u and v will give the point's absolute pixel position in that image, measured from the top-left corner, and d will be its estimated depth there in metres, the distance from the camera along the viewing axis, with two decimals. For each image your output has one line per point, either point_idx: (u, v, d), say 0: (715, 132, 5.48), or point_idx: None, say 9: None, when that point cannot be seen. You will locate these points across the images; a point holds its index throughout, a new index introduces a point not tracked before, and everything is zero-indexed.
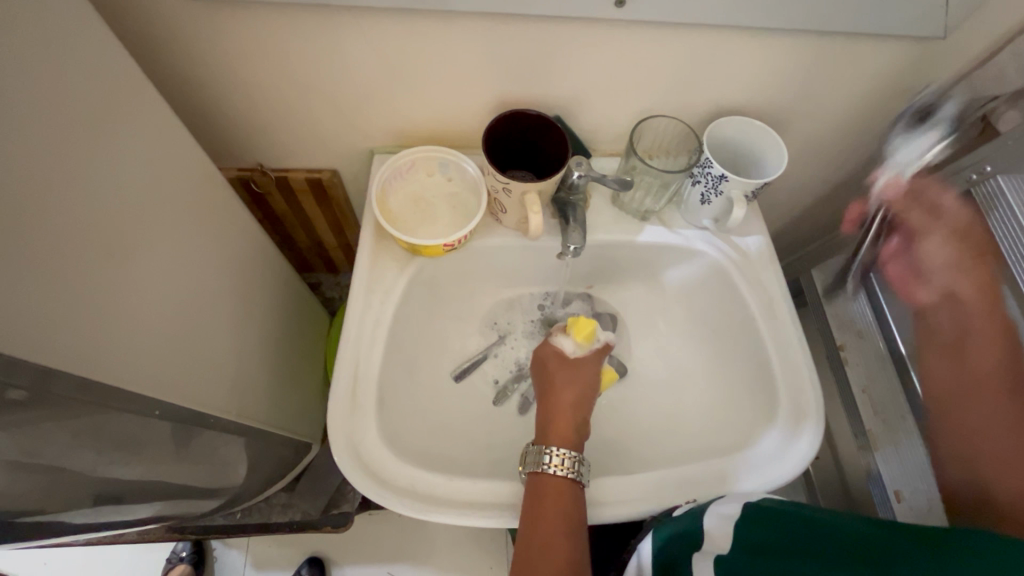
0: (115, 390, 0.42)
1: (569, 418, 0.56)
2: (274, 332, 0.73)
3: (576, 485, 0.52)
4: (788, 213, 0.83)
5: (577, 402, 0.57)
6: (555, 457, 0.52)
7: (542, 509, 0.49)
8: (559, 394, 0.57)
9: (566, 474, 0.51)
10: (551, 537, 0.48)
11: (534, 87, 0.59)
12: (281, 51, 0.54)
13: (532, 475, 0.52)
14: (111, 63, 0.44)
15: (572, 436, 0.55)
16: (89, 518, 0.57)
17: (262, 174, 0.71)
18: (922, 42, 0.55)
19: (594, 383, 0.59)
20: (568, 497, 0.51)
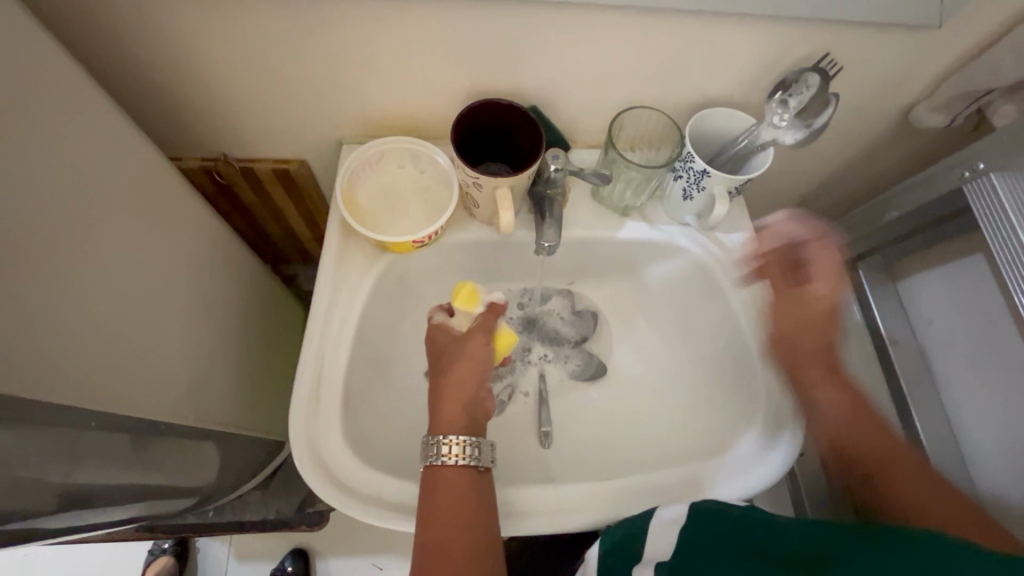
0: (36, 402, 0.39)
1: (459, 403, 0.50)
2: (239, 329, 0.70)
3: (477, 471, 0.49)
4: (776, 207, 0.80)
5: (469, 384, 0.51)
6: (450, 446, 0.48)
7: (441, 498, 0.47)
8: (448, 376, 0.51)
9: (466, 462, 0.48)
10: (448, 529, 0.45)
11: (507, 75, 0.56)
12: (233, 36, 0.51)
13: (427, 466, 0.49)
14: (31, 50, 0.41)
15: (463, 419, 0.50)
16: (68, 523, 0.54)
17: (226, 165, 0.67)
18: (915, 30, 0.52)
19: (485, 357, 0.53)
20: (467, 487, 0.48)
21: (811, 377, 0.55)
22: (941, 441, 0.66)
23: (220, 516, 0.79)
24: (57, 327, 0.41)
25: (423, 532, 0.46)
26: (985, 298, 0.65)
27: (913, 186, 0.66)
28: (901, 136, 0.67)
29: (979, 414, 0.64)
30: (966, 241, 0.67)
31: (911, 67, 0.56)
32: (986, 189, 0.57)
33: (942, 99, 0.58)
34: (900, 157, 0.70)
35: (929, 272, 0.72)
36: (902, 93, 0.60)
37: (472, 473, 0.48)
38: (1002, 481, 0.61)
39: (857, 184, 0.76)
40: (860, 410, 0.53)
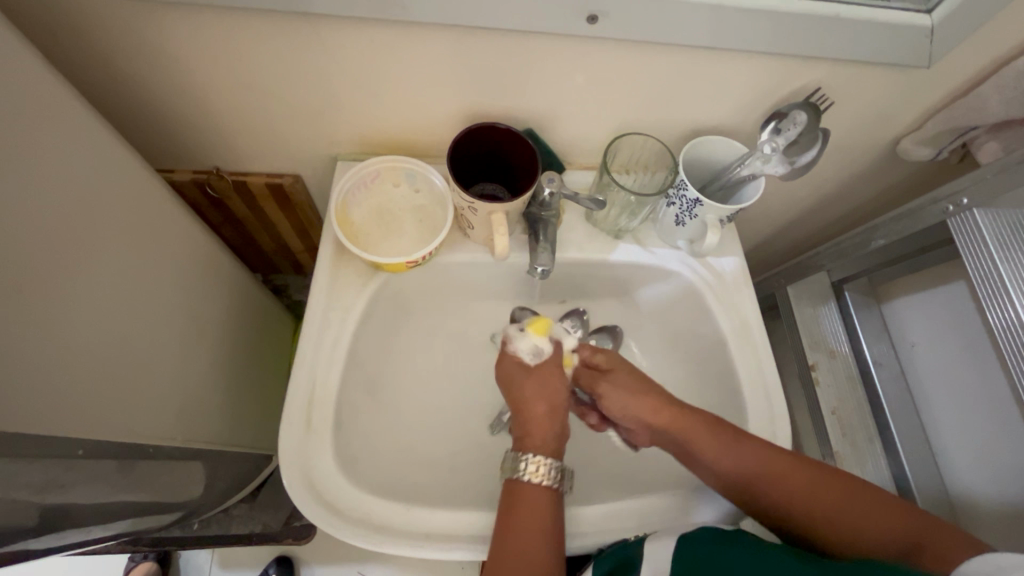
0: (21, 433, 0.39)
1: (540, 421, 0.54)
2: (227, 342, 0.70)
3: (558, 494, 0.50)
4: (765, 229, 0.82)
5: (546, 406, 0.55)
6: (531, 465, 0.50)
7: (521, 515, 0.48)
8: (528, 400, 0.55)
9: (547, 483, 0.50)
10: (528, 546, 0.46)
11: (504, 99, 0.57)
12: (231, 56, 0.50)
13: (509, 481, 0.51)
14: (17, 71, 0.40)
15: (552, 443, 0.53)
16: (53, 542, 0.52)
17: (218, 178, 0.67)
18: (903, 69, 0.53)
19: (559, 389, 0.56)
20: (549, 505, 0.49)
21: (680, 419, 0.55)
22: (921, 464, 0.68)
23: (205, 530, 0.78)
24: (44, 356, 0.41)
25: (498, 543, 0.47)
26: (966, 328, 0.66)
27: (898, 216, 0.68)
28: (889, 166, 0.68)
29: (958, 438, 0.66)
30: (947, 269, 0.69)
31: (900, 102, 0.58)
32: (970, 224, 0.59)
33: (930, 134, 0.59)
34: (887, 185, 0.72)
35: (911, 296, 0.74)
36: (891, 125, 0.61)
37: (552, 493, 0.49)
38: (983, 503, 0.63)
39: (845, 211, 0.78)
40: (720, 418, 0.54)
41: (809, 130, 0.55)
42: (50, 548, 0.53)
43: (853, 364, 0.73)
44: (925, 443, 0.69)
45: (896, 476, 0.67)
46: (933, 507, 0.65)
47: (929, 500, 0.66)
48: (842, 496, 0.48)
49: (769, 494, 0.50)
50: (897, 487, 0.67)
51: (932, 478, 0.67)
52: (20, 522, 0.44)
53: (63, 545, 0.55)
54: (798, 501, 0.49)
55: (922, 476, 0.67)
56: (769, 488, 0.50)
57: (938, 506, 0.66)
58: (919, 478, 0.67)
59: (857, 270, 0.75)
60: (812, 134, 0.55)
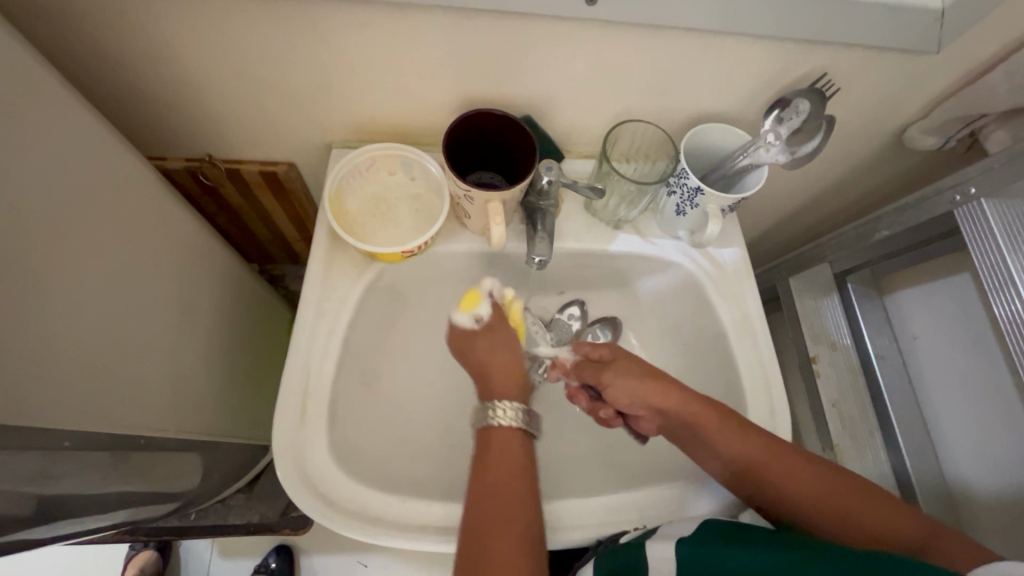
0: (7, 425, 0.38)
1: (505, 372, 0.53)
2: (222, 332, 0.69)
3: (527, 435, 0.50)
4: (767, 220, 0.80)
5: (505, 359, 0.54)
6: (501, 410, 0.49)
7: (494, 457, 0.47)
8: (491, 359, 0.54)
9: (514, 423, 0.49)
10: (495, 492, 0.45)
11: (501, 85, 0.55)
12: (220, 41, 0.49)
13: (482, 428, 0.50)
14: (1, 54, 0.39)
15: (514, 390, 0.53)
16: (51, 532, 0.52)
17: (211, 165, 0.66)
18: (912, 55, 0.52)
19: (508, 340, 0.55)
20: (519, 447, 0.49)
21: (684, 404, 0.54)
22: (921, 457, 0.67)
23: (202, 520, 0.78)
24: (31, 346, 0.40)
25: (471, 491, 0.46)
26: (971, 320, 0.65)
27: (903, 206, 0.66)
28: (895, 155, 0.67)
29: (959, 431, 0.65)
30: (951, 260, 0.68)
31: (907, 89, 0.56)
32: (976, 214, 0.58)
33: (938, 122, 0.58)
34: (892, 174, 0.71)
35: (915, 288, 0.73)
36: (897, 113, 0.60)
37: (520, 433, 0.49)
38: (984, 496, 0.63)
39: (849, 201, 0.76)
40: (722, 409, 0.53)
41: (813, 121, 0.54)
42: (45, 539, 0.53)
43: (855, 356, 0.72)
44: (926, 437, 0.68)
45: (896, 469, 0.67)
46: (933, 500, 0.65)
47: (930, 492, 0.65)
48: (851, 493, 0.47)
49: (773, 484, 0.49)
50: (897, 480, 0.67)
51: (933, 471, 0.66)
52: (10, 513, 0.44)
53: (59, 535, 0.55)
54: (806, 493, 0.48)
55: (922, 469, 0.66)
56: (776, 478, 0.49)
57: (938, 499, 0.65)
58: (919, 470, 0.66)
59: (860, 261, 0.74)
60: (816, 124, 0.54)
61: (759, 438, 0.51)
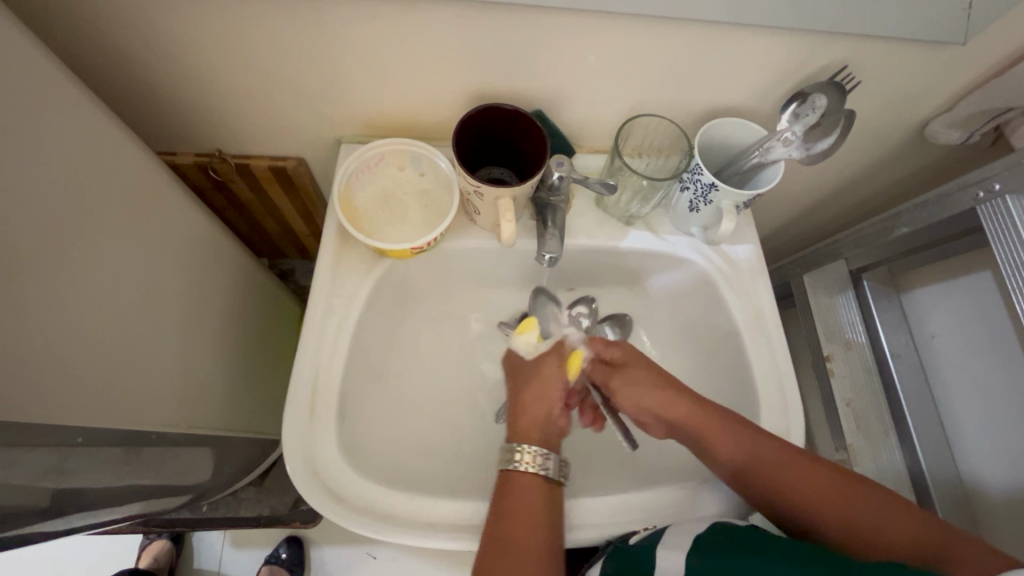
0: (15, 421, 0.38)
1: (533, 420, 0.53)
2: (232, 327, 0.69)
3: (549, 484, 0.49)
4: (782, 215, 0.79)
5: (541, 403, 0.54)
6: (526, 454, 0.50)
7: (514, 503, 0.47)
8: (530, 396, 0.55)
9: (538, 471, 0.49)
10: (521, 534, 0.45)
11: (512, 79, 0.54)
12: (228, 36, 0.49)
13: (502, 472, 0.50)
14: (9, 52, 0.39)
15: (538, 436, 0.52)
16: (66, 524, 0.53)
17: (221, 161, 0.66)
18: (936, 46, 0.50)
19: (559, 379, 0.56)
20: (542, 496, 0.48)
21: (686, 412, 0.54)
22: (938, 458, 0.66)
23: (213, 512, 0.79)
24: (41, 342, 0.40)
25: (489, 535, 0.46)
26: (992, 319, 0.64)
27: (924, 203, 0.65)
28: (916, 149, 0.65)
29: (977, 433, 0.64)
30: (971, 257, 0.66)
31: (932, 81, 0.54)
32: (1000, 211, 0.56)
33: (961, 115, 0.56)
34: (912, 169, 0.69)
35: (934, 286, 0.71)
36: (919, 106, 0.58)
37: (543, 482, 0.49)
38: (1003, 499, 0.61)
39: (867, 196, 0.75)
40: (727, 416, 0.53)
41: (831, 117, 0.53)
42: (59, 532, 0.54)
43: (872, 356, 0.71)
44: (943, 438, 0.67)
45: (912, 470, 0.66)
46: (951, 502, 0.64)
47: (947, 495, 0.64)
48: (857, 497, 0.46)
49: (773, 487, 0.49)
50: (913, 481, 0.65)
51: (950, 473, 0.65)
52: (22, 508, 0.44)
53: (74, 528, 0.56)
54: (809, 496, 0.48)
55: (939, 471, 0.65)
56: (772, 484, 0.49)
57: (956, 501, 0.64)
58: (935, 472, 0.65)
59: (878, 258, 0.73)
60: (835, 121, 0.53)
61: (767, 444, 0.50)
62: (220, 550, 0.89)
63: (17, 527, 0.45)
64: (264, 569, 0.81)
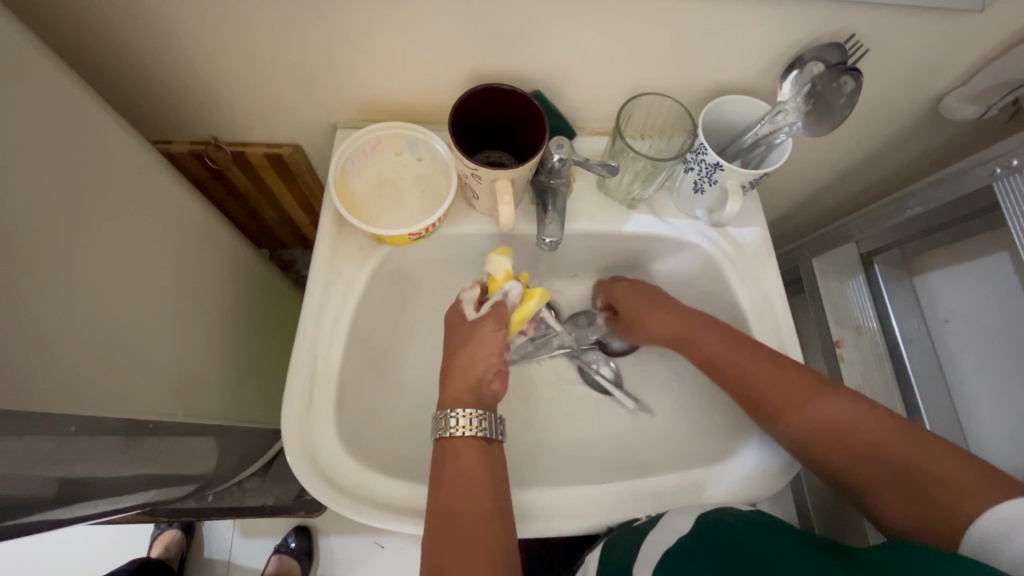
0: (11, 410, 0.38)
1: (466, 380, 0.53)
2: (230, 317, 0.69)
3: (488, 443, 0.50)
4: (790, 198, 0.77)
5: (468, 361, 0.54)
6: (462, 418, 0.49)
7: (456, 467, 0.48)
8: (464, 355, 0.54)
9: (476, 433, 0.49)
10: (466, 497, 0.46)
11: (510, 59, 0.53)
12: (217, 19, 0.48)
13: (440, 440, 0.50)
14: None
15: (469, 398, 0.52)
16: (70, 514, 0.53)
17: (216, 149, 0.65)
18: (953, 15, 0.48)
19: (495, 341, 0.55)
20: (481, 456, 0.49)
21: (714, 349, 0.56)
22: (951, 443, 0.64)
23: (219, 503, 0.79)
24: (35, 331, 0.40)
25: (434, 502, 0.46)
26: (1002, 302, 0.62)
27: (938, 181, 0.63)
28: (930, 126, 0.63)
29: (989, 417, 0.63)
30: (986, 239, 0.64)
31: (948, 53, 0.52)
32: (1016, 188, 0.54)
33: (978, 89, 0.54)
34: (927, 147, 0.66)
35: (945, 270, 0.69)
36: (933, 80, 0.56)
37: (482, 444, 0.49)
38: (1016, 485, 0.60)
39: (878, 176, 0.73)
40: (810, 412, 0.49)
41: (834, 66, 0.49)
42: (64, 521, 0.54)
43: (883, 341, 0.69)
44: (956, 424, 0.65)
45: None
46: None
47: None
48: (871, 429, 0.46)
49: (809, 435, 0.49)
50: None
51: None
52: (21, 498, 0.44)
53: (80, 516, 0.56)
54: (818, 429, 0.48)
55: None
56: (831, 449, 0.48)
57: None
58: None
59: (889, 240, 0.71)
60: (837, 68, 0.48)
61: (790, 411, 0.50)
62: (230, 541, 0.90)
63: (20, 515, 0.45)
64: (273, 558, 0.81)
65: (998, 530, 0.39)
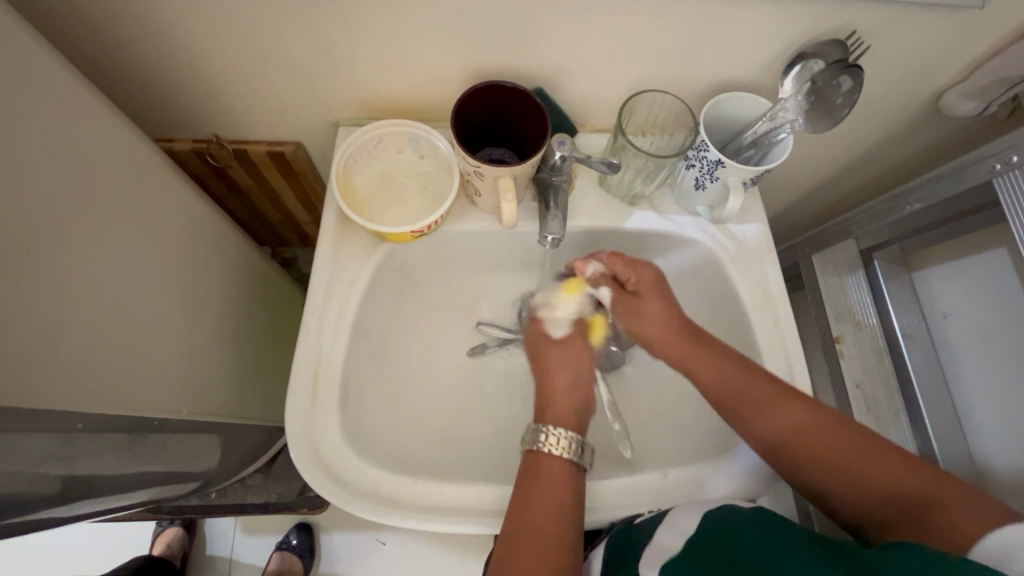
0: (14, 407, 0.38)
1: (563, 400, 0.52)
2: (233, 315, 0.69)
3: (576, 469, 0.48)
4: (791, 194, 0.77)
5: (565, 379, 0.54)
6: (554, 437, 0.48)
7: (541, 486, 0.46)
8: (552, 378, 0.54)
9: (566, 455, 0.48)
10: (542, 517, 0.44)
11: (512, 57, 0.53)
12: (220, 17, 0.48)
13: (529, 453, 0.49)
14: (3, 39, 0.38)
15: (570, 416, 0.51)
16: (75, 510, 0.54)
17: (218, 147, 0.65)
18: (953, 12, 0.48)
19: (585, 359, 0.55)
20: (565, 479, 0.47)
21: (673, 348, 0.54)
22: (950, 437, 0.65)
23: (222, 499, 0.79)
24: (40, 329, 0.40)
25: (512, 515, 0.45)
26: (1000, 299, 0.62)
27: (937, 178, 0.63)
28: (930, 123, 0.63)
29: (987, 413, 0.63)
30: (985, 235, 0.65)
31: (948, 50, 0.53)
32: (1016, 184, 0.55)
33: (978, 86, 0.54)
34: (927, 143, 0.67)
35: (945, 266, 0.69)
36: (934, 77, 0.56)
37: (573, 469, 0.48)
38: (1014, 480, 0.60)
39: (878, 173, 0.73)
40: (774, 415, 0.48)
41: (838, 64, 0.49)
42: (68, 518, 0.54)
43: (882, 337, 0.70)
44: (955, 418, 0.66)
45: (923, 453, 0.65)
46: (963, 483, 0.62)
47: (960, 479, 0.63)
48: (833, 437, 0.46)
49: (787, 437, 0.47)
50: None
51: (961, 453, 0.64)
52: (28, 494, 0.45)
53: (85, 513, 0.56)
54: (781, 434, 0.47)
55: (951, 451, 0.64)
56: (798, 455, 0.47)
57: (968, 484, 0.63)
58: (947, 452, 0.64)
59: (889, 236, 0.71)
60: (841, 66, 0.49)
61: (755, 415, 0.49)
62: (231, 537, 0.91)
63: (24, 511, 0.46)
64: (276, 555, 0.82)
65: (996, 551, 0.37)
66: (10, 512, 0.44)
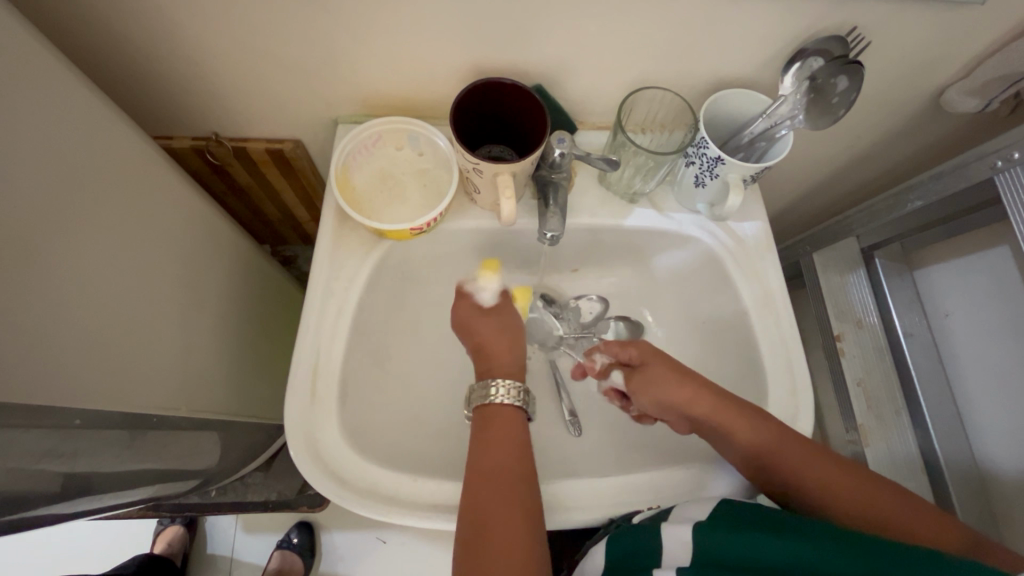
0: (11, 403, 0.38)
1: (500, 352, 0.55)
2: (233, 313, 0.69)
3: (524, 414, 0.51)
4: (792, 192, 0.77)
5: (499, 342, 0.56)
6: (502, 388, 0.51)
7: (492, 433, 0.48)
8: (487, 338, 0.57)
9: (513, 402, 0.50)
10: (501, 461, 0.46)
11: (510, 54, 0.53)
12: (218, 15, 0.48)
13: (481, 407, 0.51)
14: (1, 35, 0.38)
15: (510, 368, 0.54)
16: (73, 508, 0.53)
17: (217, 144, 0.65)
18: (955, 8, 0.48)
19: (512, 318, 0.59)
20: (515, 426, 0.49)
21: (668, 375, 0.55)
22: (951, 436, 0.64)
23: (223, 497, 0.79)
24: (37, 326, 0.40)
25: (470, 469, 0.47)
26: (1001, 298, 0.62)
27: (939, 175, 0.63)
28: (932, 119, 0.63)
29: (988, 412, 0.63)
30: (987, 232, 0.64)
31: (950, 45, 0.52)
32: (1017, 181, 0.54)
33: (979, 82, 0.54)
34: (929, 140, 0.66)
35: (945, 264, 0.69)
36: (935, 73, 0.56)
37: (518, 413, 0.50)
38: (1016, 478, 0.60)
39: (879, 170, 0.73)
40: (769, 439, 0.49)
41: (835, 62, 0.47)
42: (68, 515, 0.54)
43: (883, 335, 0.69)
44: (956, 417, 0.65)
45: (924, 452, 0.65)
46: (964, 482, 0.62)
47: (960, 477, 0.63)
48: (830, 465, 0.47)
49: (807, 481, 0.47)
50: (924, 462, 0.64)
51: (963, 452, 0.64)
52: (28, 490, 0.45)
53: (85, 511, 0.57)
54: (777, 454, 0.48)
55: (952, 450, 0.63)
56: (800, 476, 0.47)
57: (969, 483, 0.63)
58: (948, 450, 0.63)
59: (890, 235, 0.71)
60: (838, 64, 0.47)
61: (749, 438, 0.49)
62: (231, 535, 0.91)
63: (24, 508, 0.46)
64: (276, 553, 0.82)
65: None
66: (8, 509, 0.44)
